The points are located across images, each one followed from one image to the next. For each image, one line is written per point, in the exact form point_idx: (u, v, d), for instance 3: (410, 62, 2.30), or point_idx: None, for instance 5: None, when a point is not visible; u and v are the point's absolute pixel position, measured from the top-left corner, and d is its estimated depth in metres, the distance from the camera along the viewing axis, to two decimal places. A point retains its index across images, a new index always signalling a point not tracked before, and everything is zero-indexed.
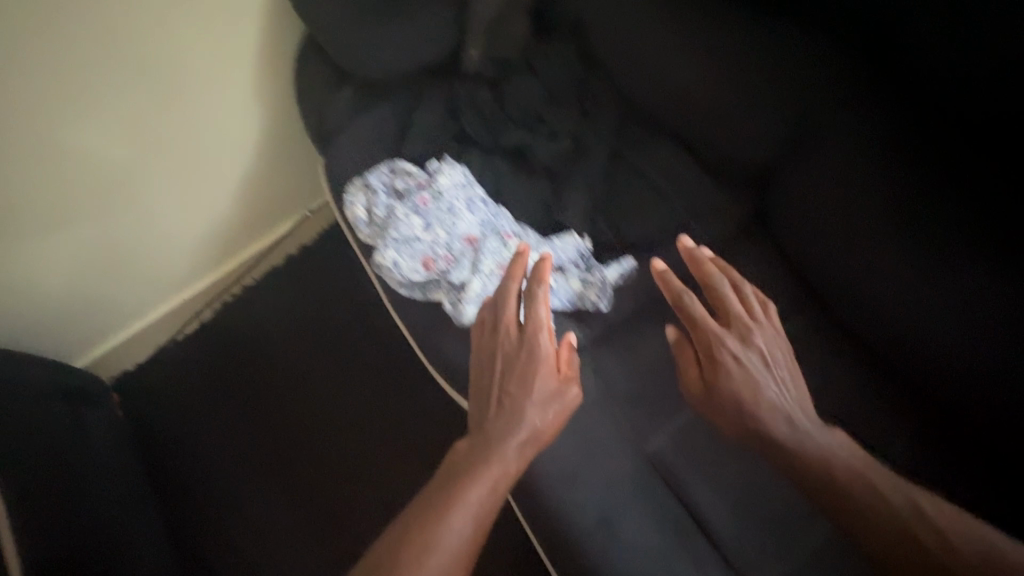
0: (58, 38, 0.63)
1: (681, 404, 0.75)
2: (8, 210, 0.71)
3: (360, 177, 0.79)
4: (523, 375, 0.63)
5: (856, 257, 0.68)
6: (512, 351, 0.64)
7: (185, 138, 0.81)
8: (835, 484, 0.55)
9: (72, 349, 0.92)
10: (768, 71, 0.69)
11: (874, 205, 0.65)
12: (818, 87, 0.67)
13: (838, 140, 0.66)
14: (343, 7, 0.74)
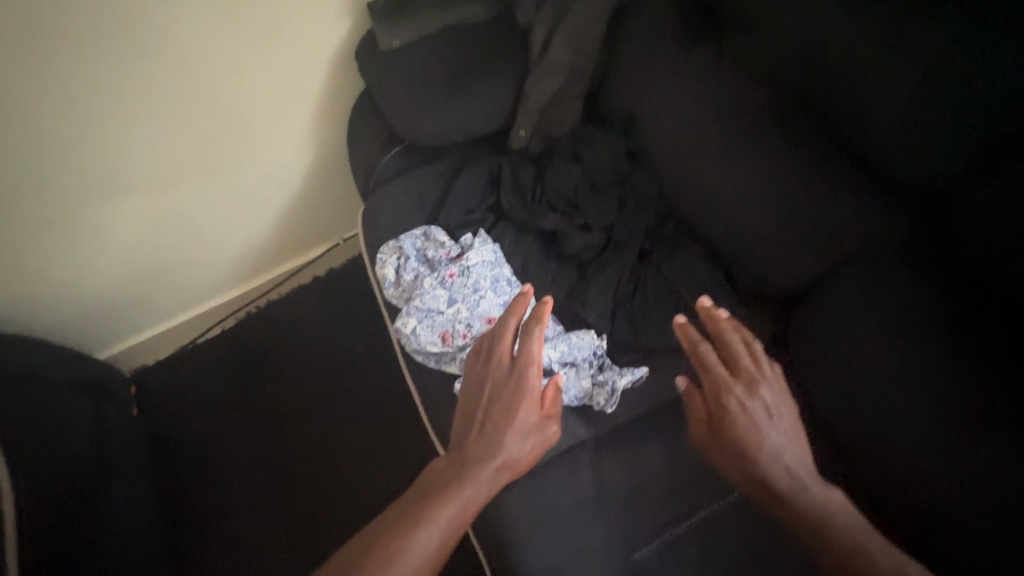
0: (155, 54, 0.78)
1: (684, 518, 0.64)
2: (87, 185, 0.85)
3: (395, 239, 0.77)
4: (508, 401, 0.59)
5: (866, 388, 0.61)
6: (501, 382, 0.60)
7: (240, 143, 0.93)
8: (837, 547, 0.48)
9: (124, 331, 1.09)
10: (787, 193, 0.65)
11: (885, 335, 0.60)
12: (837, 205, 0.63)
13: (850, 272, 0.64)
14: (402, 75, 0.77)
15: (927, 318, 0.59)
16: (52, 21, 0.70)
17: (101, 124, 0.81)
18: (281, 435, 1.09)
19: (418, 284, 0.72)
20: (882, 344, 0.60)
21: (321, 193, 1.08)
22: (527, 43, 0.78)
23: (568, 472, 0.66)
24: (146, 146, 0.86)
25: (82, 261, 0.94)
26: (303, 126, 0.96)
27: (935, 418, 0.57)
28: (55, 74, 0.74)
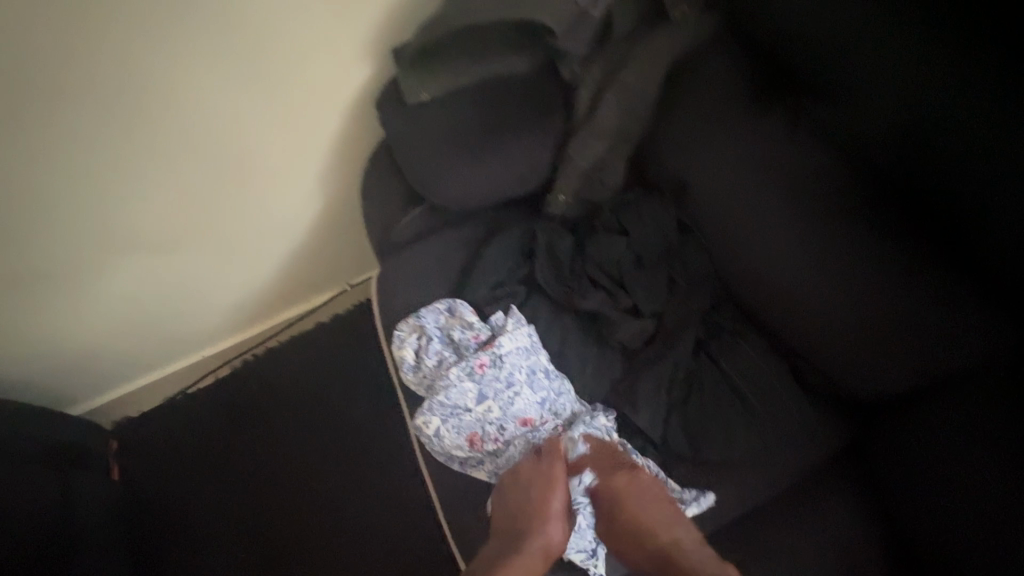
0: (130, 107, 0.69)
1: None
2: (66, 246, 0.77)
3: (415, 314, 0.68)
4: (544, 495, 0.57)
5: (961, 527, 0.55)
6: (534, 475, 0.58)
7: (239, 192, 0.84)
8: None
9: (103, 384, 0.99)
10: (866, 291, 0.57)
11: (992, 473, 0.53)
12: (938, 309, 0.54)
13: (952, 392, 0.57)
14: (430, 133, 0.69)
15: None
16: (32, 64, 0.61)
17: (88, 173, 0.72)
18: (271, 507, 0.97)
19: (443, 373, 0.63)
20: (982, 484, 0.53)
21: (330, 241, 0.99)
22: (570, 99, 0.70)
23: None
24: (127, 204, 0.77)
25: (60, 314, 0.85)
26: (315, 174, 0.87)
27: None
28: (36, 121, 0.65)
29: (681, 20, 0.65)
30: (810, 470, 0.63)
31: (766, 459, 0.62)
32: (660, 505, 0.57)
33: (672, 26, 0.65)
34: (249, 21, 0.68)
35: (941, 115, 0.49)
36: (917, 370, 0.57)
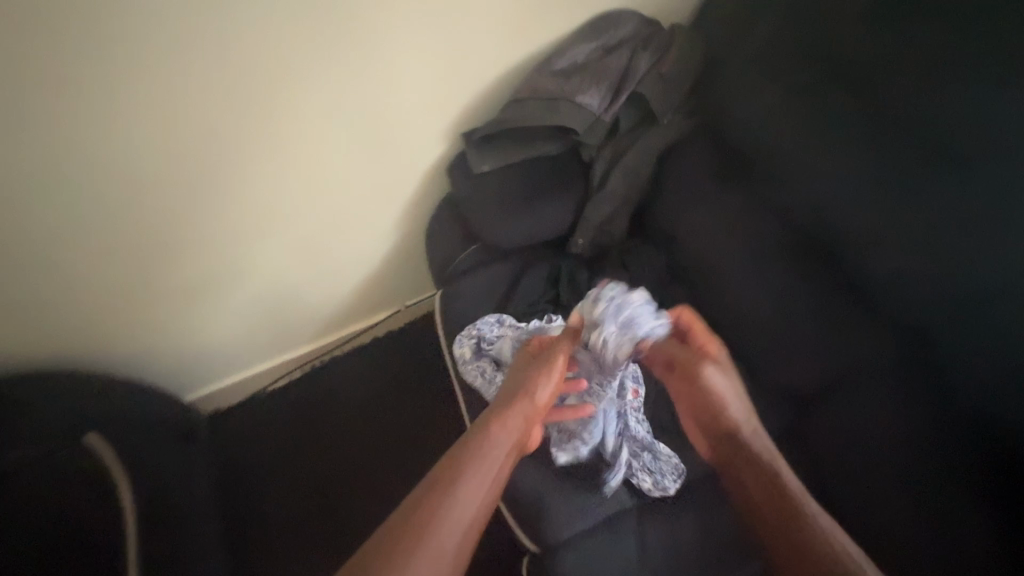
0: (271, 168, 0.93)
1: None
2: (204, 266, 1.01)
3: (472, 325, 0.93)
4: (539, 375, 0.71)
5: (873, 484, 0.77)
6: (537, 360, 0.73)
7: (334, 228, 1.09)
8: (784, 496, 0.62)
9: (206, 378, 1.23)
10: (802, 316, 0.84)
11: (890, 444, 0.77)
12: (846, 331, 0.81)
13: (865, 389, 0.80)
14: (487, 192, 0.95)
15: (920, 437, 0.75)
16: (218, 146, 0.86)
17: (246, 217, 0.98)
18: (339, 482, 1.23)
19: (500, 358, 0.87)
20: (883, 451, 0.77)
21: (395, 271, 1.26)
22: (588, 172, 0.97)
23: (616, 536, 0.78)
24: (252, 235, 1.01)
25: (192, 319, 1.09)
26: (395, 221, 1.14)
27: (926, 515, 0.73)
28: (212, 184, 0.90)
29: (667, 122, 0.93)
30: None
31: None
32: (729, 386, 0.69)
33: (660, 129, 0.93)
34: (375, 116, 0.94)
35: (839, 201, 0.76)
36: (836, 373, 0.83)
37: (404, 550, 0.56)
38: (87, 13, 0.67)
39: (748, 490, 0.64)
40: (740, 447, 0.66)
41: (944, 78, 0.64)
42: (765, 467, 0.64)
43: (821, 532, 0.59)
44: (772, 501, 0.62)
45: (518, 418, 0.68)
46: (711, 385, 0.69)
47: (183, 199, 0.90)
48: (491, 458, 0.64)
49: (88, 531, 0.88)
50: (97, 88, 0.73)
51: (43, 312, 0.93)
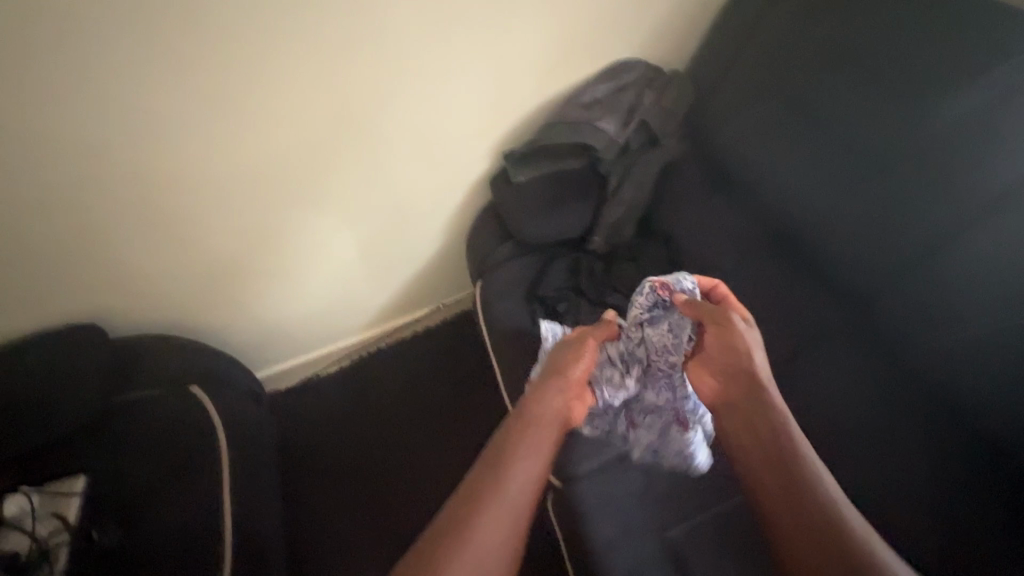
0: (349, 175, 1.17)
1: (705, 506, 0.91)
2: (288, 255, 1.24)
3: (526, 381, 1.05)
4: (575, 361, 0.86)
5: (837, 429, 0.96)
6: (573, 347, 0.89)
7: (392, 229, 1.31)
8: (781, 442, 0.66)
9: (271, 359, 1.43)
10: (776, 294, 1.06)
11: (854, 391, 0.96)
12: (810, 308, 1.04)
13: (831, 350, 1.01)
14: (522, 198, 1.18)
15: (877, 384, 0.96)
16: (310, 155, 1.10)
17: (330, 214, 1.22)
18: (382, 451, 1.40)
19: None
20: (850, 399, 0.95)
21: (436, 271, 1.47)
22: (604, 184, 1.19)
23: (624, 471, 0.95)
24: (326, 232, 1.24)
25: (270, 302, 1.31)
26: (441, 225, 1.37)
27: (885, 446, 0.91)
28: (302, 186, 1.14)
29: (668, 144, 1.17)
30: None
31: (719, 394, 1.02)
32: (759, 345, 0.76)
33: (661, 150, 1.16)
34: (437, 138, 1.19)
35: (806, 201, 1.00)
36: (808, 339, 1.02)
37: (461, 526, 0.63)
38: (255, 57, 0.93)
39: (756, 437, 0.69)
40: (759, 399, 0.71)
41: (869, 109, 0.89)
42: (780, 424, 0.68)
43: (829, 492, 0.61)
44: (779, 456, 0.65)
45: (546, 413, 0.78)
46: (730, 334, 0.77)
47: (279, 197, 1.13)
48: (530, 441, 0.73)
49: (189, 458, 1.06)
50: (250, 109, 0.99)
51: (164, 280, 1.15)
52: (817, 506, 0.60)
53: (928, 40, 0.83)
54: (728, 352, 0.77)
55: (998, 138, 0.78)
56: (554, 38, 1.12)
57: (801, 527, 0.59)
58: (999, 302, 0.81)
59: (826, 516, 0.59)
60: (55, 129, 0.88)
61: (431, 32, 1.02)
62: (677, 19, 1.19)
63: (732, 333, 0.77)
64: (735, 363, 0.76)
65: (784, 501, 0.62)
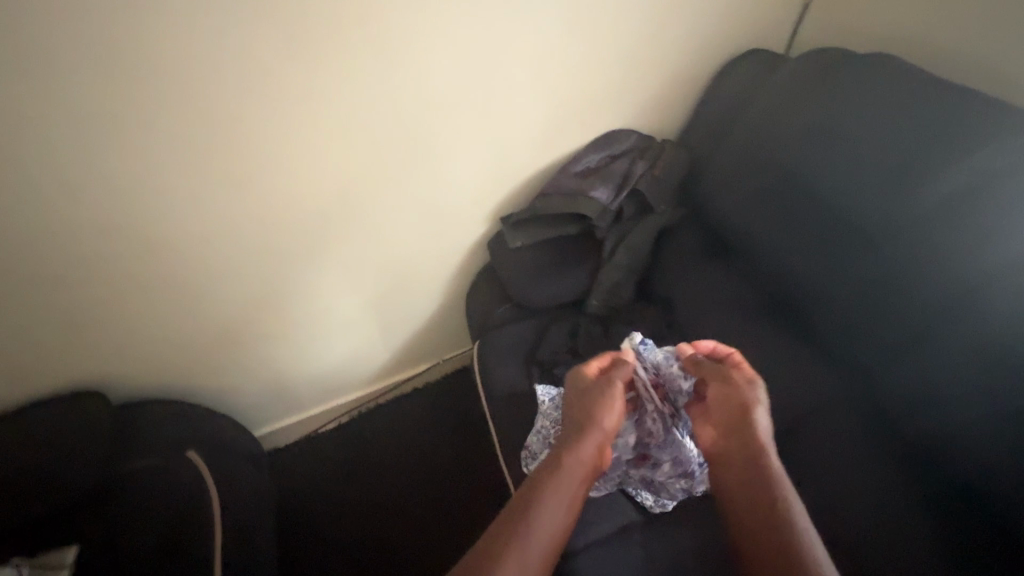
0: (350, 242, 1.21)
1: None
2: (289, 317, 1.26)
3: (527, 447, 1.02)
4: (595, 404, 0.82)
5: (843, 502, 0.93)
6: (589, 388, 0.85)
7: (392, 289, 1.34)
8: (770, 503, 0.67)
9: (269, 418, 1.43)
10: (772, 360, 1.06)
11: (852, 463, 0.97)
12: (809, 374, 1.05)
13: (831, 419, 1.02)
14: (521, 263, 1.21)
15: (876, 456, 0.97)
16: (313, 223, 1.14)
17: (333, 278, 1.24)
18: (380, 512, 1.38)
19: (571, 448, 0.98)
20: (850, 471, 0.97)
21: (438, 329, 1.49)
22: (600, 247, 1.21)
23: (622, 546, 0.93)
24: (327, 295, 1.27)
25: (270, 362, 1.32)
26: (442, 285, 1.39)
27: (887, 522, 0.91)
28: (304, 252, 1.17)
29: (661, 212, 1.19)
30: None
31: None
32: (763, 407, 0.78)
33: (657, 214, 1.19)
34: (437, 204, 1.23)
35: (797, 267, 1.01)
36: (807, 408, 1.04)
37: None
38: (266, 138, 0.99)
39: (750, 493, 0.70)
40: (756, 458, 0.72)
41: (854, 183, 0.91)
42: (773, 485, 0.69)
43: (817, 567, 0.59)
44: (768, 517, 0.66)
45: (565, 484, 0.74)
46: (736, 393, 0.80)
47: (282, 262, 1.17)
48: (542, 519, 0.69)
49: (185, 526, 1.04)
50: (252, 182, 1.04)
51: (169, 345, 1.18)
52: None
53: (904, 123, 0.87)
54: (732, 410, 0.79)
55: (979, 218, 0.80)
56: (549, 113, 1.17)
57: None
58: (1005, 381, 0.78)
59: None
60: (63, 207, 0.92)
61: (428, 110, 1.08)
62: (667, 92, 1.25)
63: (738, 396, 0.80)
64: (737, 421, 0.77)
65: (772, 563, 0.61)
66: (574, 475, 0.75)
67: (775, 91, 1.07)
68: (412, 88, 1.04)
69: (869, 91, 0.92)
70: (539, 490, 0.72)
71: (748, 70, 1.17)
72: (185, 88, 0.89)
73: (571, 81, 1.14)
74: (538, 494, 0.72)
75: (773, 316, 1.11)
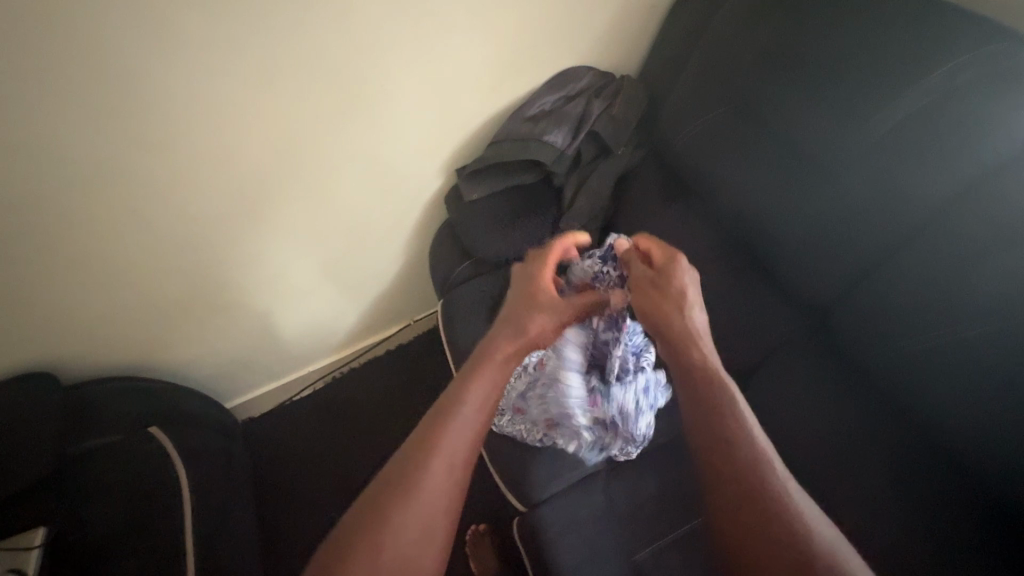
0: (297, 205, 1.14)
1: (671, 523, 0.91)
2: (243, 287, 1.21)
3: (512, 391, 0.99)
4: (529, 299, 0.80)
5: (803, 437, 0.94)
6: (525, 285, 0.82)
7: (348, 252, 1.29)
8: (716, 402, 0.62)
9: (236, 390, 1.41)
10: (734, 302, 1.06)
11: (809, 399, 0.98)
12: (769, 315, 1.05)
13: (791, 358, 1.02)
14: (478, 217, 1.16)
15: (833, 392, 0.97)
16: (252, 188, 1.06)
17: (283, 244, 1.18)
18: (361, 471, 1.40)
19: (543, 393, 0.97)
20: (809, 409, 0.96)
21: (402, 289, 1.46)
22: (560, 196, 1.17)
23: (587, 492, 0.94)
24: (278, 264, 1.21)
25: (232, 335, 1.29)
26: (402, 244, 1.35)
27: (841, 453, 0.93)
28: (247, 219, 1.10)
29: (620, 153, 1.16)
30: None
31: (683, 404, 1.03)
32: (699, 306, 0.72)
33: (616, 157, 1.15)
34: (387, 159, 1.16)
35: (762, 205, 0.99)
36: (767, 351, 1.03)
37: (383, 515, 0.59)
38: (186, 97, 0.89)
39: (696, 392, 0.64)
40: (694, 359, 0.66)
41: (823, 112, 0.86)
42: (717, 383, 0.64)
43: (761, 452, 0.58)
44: (723, 412, 0.61)
45: (485, 383, 0.70)
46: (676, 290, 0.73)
47: (224, 231, 1.10)
48: (463, 421, 0.66)
49: (153, 502, 1.04)
50: (180, 147, 0.94)
51: (115, 323, 1.12)
52: (760, 480, 0.56)
53: (868, 45, 0.80)
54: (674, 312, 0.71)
55: (938, 146, 0.77)
56: (499, 52, 1.09)
57: (738, 492, 0.56)
58: (964, 313, 0.78)
59: (764, 482, 0.56)
60: None
61: (368, 56, 0.98)
62: (624, 24, 1.17)
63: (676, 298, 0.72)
64: (674, 325, 0.70)
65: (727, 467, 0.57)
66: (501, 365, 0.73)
67: (738, 16, 0.99)
68: (348, 34, 0.94)
69: (840, 6, 0.84)
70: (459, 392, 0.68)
71: None
72: (82, 46, 0.78)
73: (522, 15, 1.05)
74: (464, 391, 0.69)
75: (734, 259, 1.09)
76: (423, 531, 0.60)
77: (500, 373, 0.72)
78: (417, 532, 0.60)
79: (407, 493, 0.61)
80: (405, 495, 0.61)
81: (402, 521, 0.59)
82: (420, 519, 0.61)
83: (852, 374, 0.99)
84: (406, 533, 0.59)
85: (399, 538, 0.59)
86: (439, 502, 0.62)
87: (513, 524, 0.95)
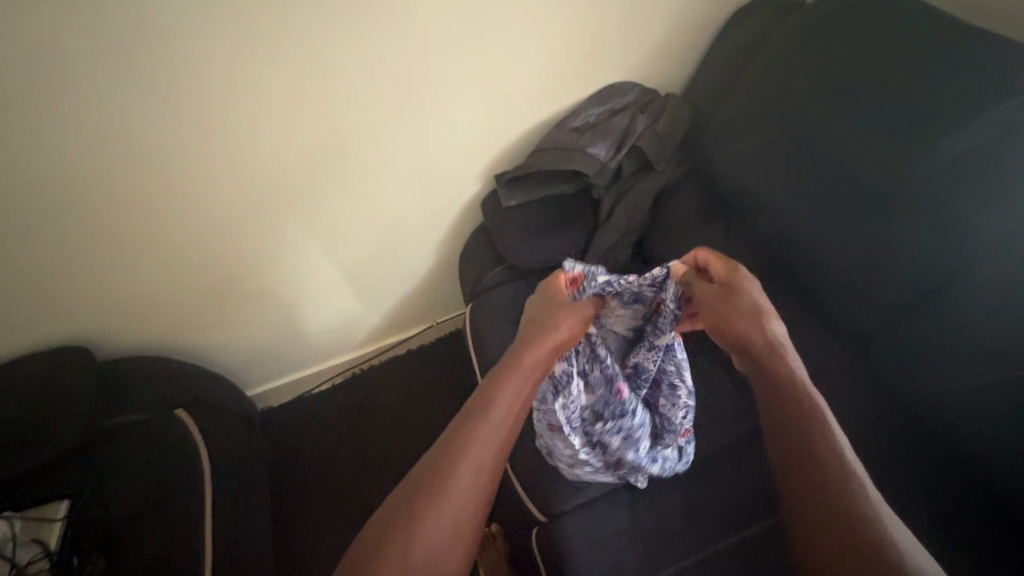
0: (337, 202, 1.16)
1: (695, 542, 0.89)
2: (278, 277, 1.23)
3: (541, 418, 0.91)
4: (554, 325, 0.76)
5: None
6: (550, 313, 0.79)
7: (381, 249, 1.30)
8: (798, 407, 0.63)
9: (258, 379, 1.43)
10: None
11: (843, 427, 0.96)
12: (804, 339, 1.04)
13: (826, 385, 1.00)
14: (515, 226, 1.17)
15: (867, 423, 0.96)
16: (297, 181, 1.09)
17: (319, 238, 1.20)
18: (377, 466, 1.40)
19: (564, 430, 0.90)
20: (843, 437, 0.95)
21: (430, 289, 1.47)
22: (596, 209, 1.18)
23: (611, 507, 0.93)
24: (311, 259, 1.23)
25: (261, 323, 1.30)
26: (435, 245, 1.36)
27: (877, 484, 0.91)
28: (288, 212, 1.13)
29: (662, 169, 1.16)
30: (743, 435, 1.00)
31: (714, 424, 1.00)
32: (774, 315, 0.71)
33: (657, 172, 1.16)
34: (430, 160, 1.18)
35: (805, 230, 0.99)
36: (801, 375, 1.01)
37: (409, 514, 0.59)
38: (246, 88, 0.92)
39: (774, 399, 0.65)
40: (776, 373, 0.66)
41: (870, 141, 0.86)
42: (798, 391, 0.64)
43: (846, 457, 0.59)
44: (799, 413, 0.62)
45: (514, 389, 0.69)
46: (746, 302, 0.72)
47: (265, 220, 1.12)
48: (491, 426, 0.65)
49: (172, 485, 1.03)
50: (231, 131, 0.96)
51: (153, 304, 1.14)
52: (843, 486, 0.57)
53: (931, 73, 0.80)
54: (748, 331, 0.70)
55: (997, 178, 0.76)
56: (548, 62, 1.10)
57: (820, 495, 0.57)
58: (1009, 349, 0.77)
59: (848, 488, 0.56)
60: (25, 157, 0.85)
61: (424, 58, 1.00)
62: (672, 41, 1.18)
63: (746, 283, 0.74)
64: (757, 343, 0.69)
65: (812, 470, 0.58)
66: (525, 385, 0.70)
67: (791, 40, 0.99)
68: (406, 35, 0.96)
69: (900, 35, 0.84)
70: (489, 396, 0.67)
71: (760, 17, 1.09)
72: (154, 34, 0.81)
73: (576, 28, 1.07)
74: (491, 401, 0.67)
75: (770, 283, 1.08)
76: (450, 535, 0.59)
77: (523, 389, 0.69)
78: (445, 535, 0.59)
79: (432, 498, 0.59)
80: (434, 496, 0.60)
81: (430, 524, 0.58)
82: (448, 523, 0.59)
83: (888, 407, 0.97)
84: (431, 538, 0.58)
85: (427, 539, 0.58)
86: (465, 509, 0.60)
87: (532, 533, 0.94)
